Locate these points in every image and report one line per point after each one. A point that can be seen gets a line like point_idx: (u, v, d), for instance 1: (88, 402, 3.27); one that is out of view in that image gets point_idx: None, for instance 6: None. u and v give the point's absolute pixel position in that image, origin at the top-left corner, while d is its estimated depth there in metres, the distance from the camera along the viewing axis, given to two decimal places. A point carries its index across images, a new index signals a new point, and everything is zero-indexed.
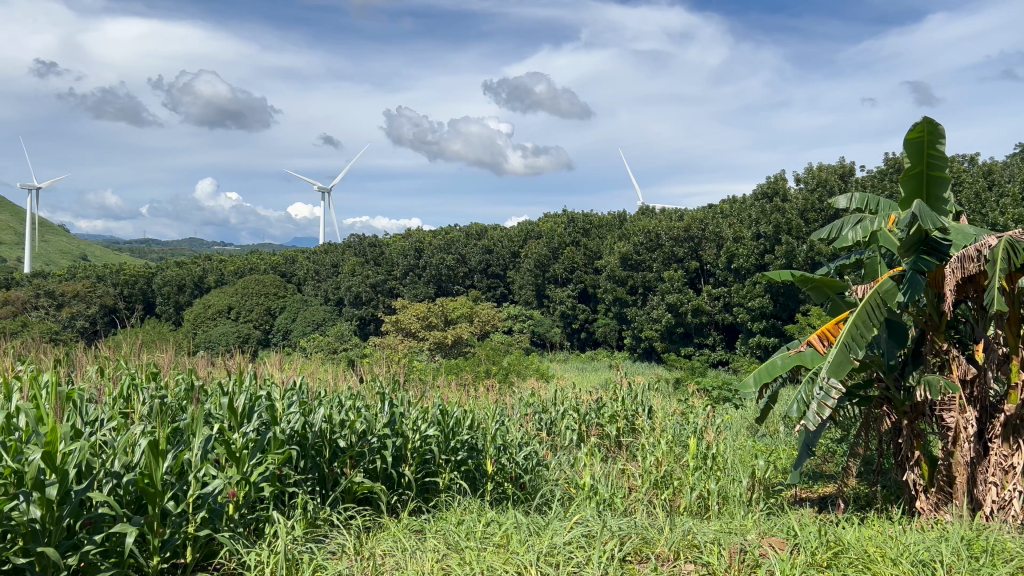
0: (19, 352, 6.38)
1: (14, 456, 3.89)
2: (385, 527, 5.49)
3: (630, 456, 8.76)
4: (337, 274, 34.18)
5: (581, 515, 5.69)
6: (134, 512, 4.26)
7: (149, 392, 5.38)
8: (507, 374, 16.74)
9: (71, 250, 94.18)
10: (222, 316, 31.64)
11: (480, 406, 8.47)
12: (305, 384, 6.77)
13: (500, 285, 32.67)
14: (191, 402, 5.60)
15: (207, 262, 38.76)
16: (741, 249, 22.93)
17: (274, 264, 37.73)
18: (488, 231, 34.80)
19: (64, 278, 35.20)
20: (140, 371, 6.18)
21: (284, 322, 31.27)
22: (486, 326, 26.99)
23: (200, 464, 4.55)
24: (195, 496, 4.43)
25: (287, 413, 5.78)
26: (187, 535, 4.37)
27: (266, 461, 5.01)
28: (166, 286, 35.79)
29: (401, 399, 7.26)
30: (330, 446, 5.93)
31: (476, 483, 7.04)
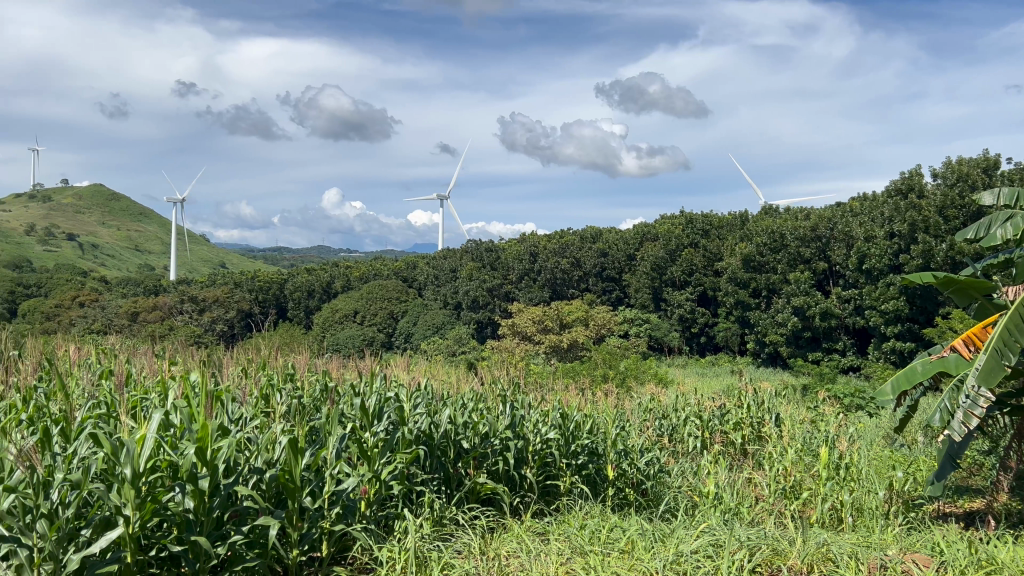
0: (170, 353, 6.88)
1: (171, 449, 4.20)
2: (508, 528, 5.54)
3: (757, 465, 8.51)
4: (455, 279, 34.82)
5: (708, 523, 5.58)
6: (275, 506, 4.50)
7: (288, 392, 5.68)
8: (625, 378, 16.60)
9: (211, 259, 100.62)
10: (349, 320, 33.06)
11: (601, 410, 8.44)
12: (430, 386, 6.97)
13: (615, 288, 32.38)
14: (326, 401, 5.86)
15: (334, 268, 40.46)
16: (873, 248, 21.84)
17: (397, 270, 38.88)
18: (604, 234, 34.60)
19: (206, 285, 37.61)
20: (278, 371, 6.54)
21: (406, 325, 32.21)
22: (603, 329, 26.87)
23: (335, 462, 4.77)
24: (331, 492, 4.65)
25: (414, 414, 5.95)
26: (323, 530, 4.56)
27: (396, 460, 5.18)
28: (297, 291, 37.68)
29: (523, 400, 7.36)
30: (454, 446, 6.05)
31: (597, 488, 7.00)
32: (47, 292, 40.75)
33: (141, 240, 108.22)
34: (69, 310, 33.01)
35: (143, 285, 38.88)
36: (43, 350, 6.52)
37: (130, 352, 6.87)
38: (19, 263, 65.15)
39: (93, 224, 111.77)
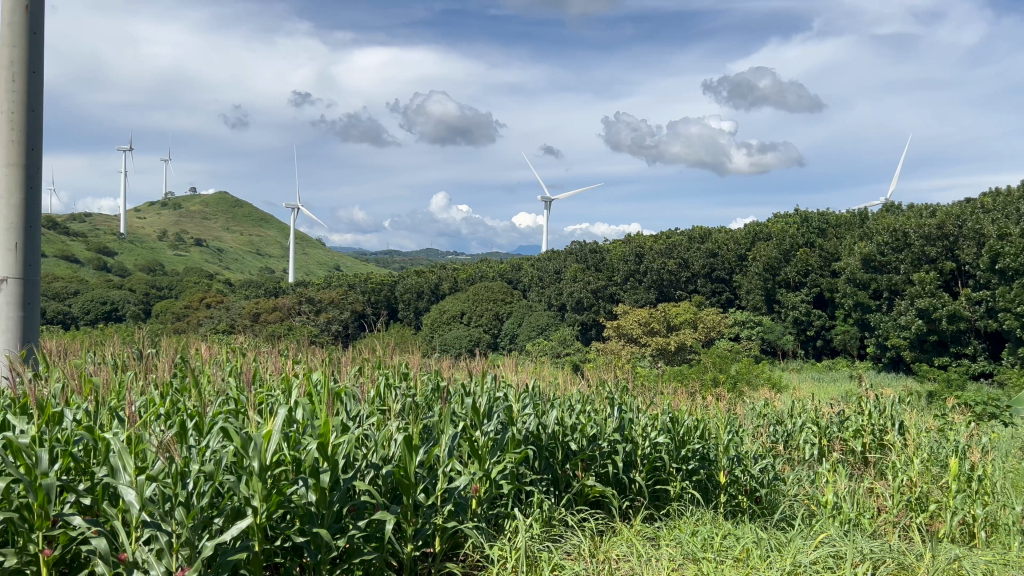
0: (292, 352, 7.19)
1: (295, 444, 4.41)
2: (618, 532, 5.50)
3: (878, 474, 8.14)
4: (560, 281, 34.81)
5: (827, 533, 5.38)
6: (391, 501, 4.64)
7: (402, 391, 5.83)
8: (736, 382, 16.17)
9: (326, 262, 104.62)
10: (456, 321, 33.63)
11: (712, 415, 8.26)
12: (538, 387, 7.01)
13: (725, 290, 31.69)
14: (437, 401, 6.00)
15: (442, 271, 41.19)
16: (1008, 247, 20.45)
17: (503, 272, 39.22)
18: (713, 234, 33.86)
19: (322, 287, 39.06)
20: (392, 371, 6.74)
21: (511, 327, 32.46)
22: (713, 331, 26.29)
23: (448, 460, 4.87)
24: (444, 489, 4.74)
25: (522, 414, 5.99)
26: (437, 526, 4.65)
27: (505, 460, 5.23)
28: (406, 293, 38.65)
29: (631, 404, 7.29)
30: (562, 448, 6.05)
31: (709, 494, 6.85)
32: (177, 294, 43.39)
33: (262, 245, 113.61)
34: (197, 310, 35.06)
35: (264, 287, 40.81)
36: (178, 348, 6.96)
37: (256, 351, 7.25)
38: (153, 268, 69.68)
39: (218, 230, 118.21)
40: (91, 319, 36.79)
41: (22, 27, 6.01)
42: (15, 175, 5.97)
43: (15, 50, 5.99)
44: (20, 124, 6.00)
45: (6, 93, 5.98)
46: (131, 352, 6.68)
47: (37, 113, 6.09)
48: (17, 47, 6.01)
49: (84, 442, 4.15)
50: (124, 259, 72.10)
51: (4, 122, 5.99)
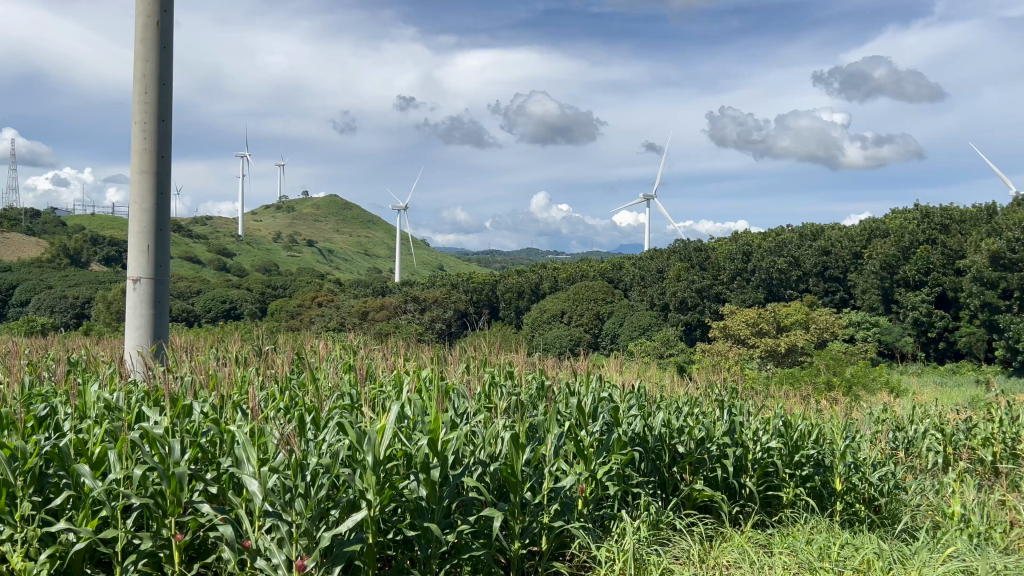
0: (402, 349, 7.36)
1: (406, 439, 4.51)
2: (728, 537, 5.35)
3: (1011, 485, 7.64)
4: (663, 280, 34.25)
5: (956, 547, 5.08)
6: (498, 498, 4.67)
7: (508, 389, 5.87)
8: (852, 386, 15.52)
9: (430, 262, 106.89)
10: (557, 320, 33.61)
11: (827, 419, 7.95)
12: (645, 388, 6.90)
13: (839, 289, 30.58)
14: (543, 399, 6.00)
15: (543, 270, 41.30)
16: None
17: (604, 271, 38.88)
18: (826, 231, 32.62)
19: (426, 287, 39.89)
20: (498, 369, 6.80)
21: (612, 326, 32.18)
22: (825, 333, 25.32)
23: (554, 460, 4.86)
24: (550, 488, 4.73)
25: (628, 415, 5.92)
26: (543, 525, 4.64)
27: (612, 460, 5.18)
28: (508, 292, 38.95)
29: (742, 407, 7.10)
30: (669, 450, 5.94)
31: (824, 502, 6.59)
32: (290, 293, 45.23)
33: (368, 246, 117.08)
34: (309, 309, 36.43)
35: (372, 287, 41.99)
36: (295, 345, 7.25)
37: (367, 348, 7.46)
38: (268, 268, 72.96)
39: (327, 231, 122.57)
40: (212, 317, 38.86)
41: (153, 42, 6.39)
42: (148, 182, 6.35)
43: (147, 64, 6.37)
44: (152, 133, 6.38)
45: (140, 104, 6.37)
46: (251, 348, 6.99)
47: (166, 123, 6.46)
48: (149, 61, 6.39)
49: (211, 434, 4.39)
50: (242, 260, 75.79)
51: (138, 132, 6.38)
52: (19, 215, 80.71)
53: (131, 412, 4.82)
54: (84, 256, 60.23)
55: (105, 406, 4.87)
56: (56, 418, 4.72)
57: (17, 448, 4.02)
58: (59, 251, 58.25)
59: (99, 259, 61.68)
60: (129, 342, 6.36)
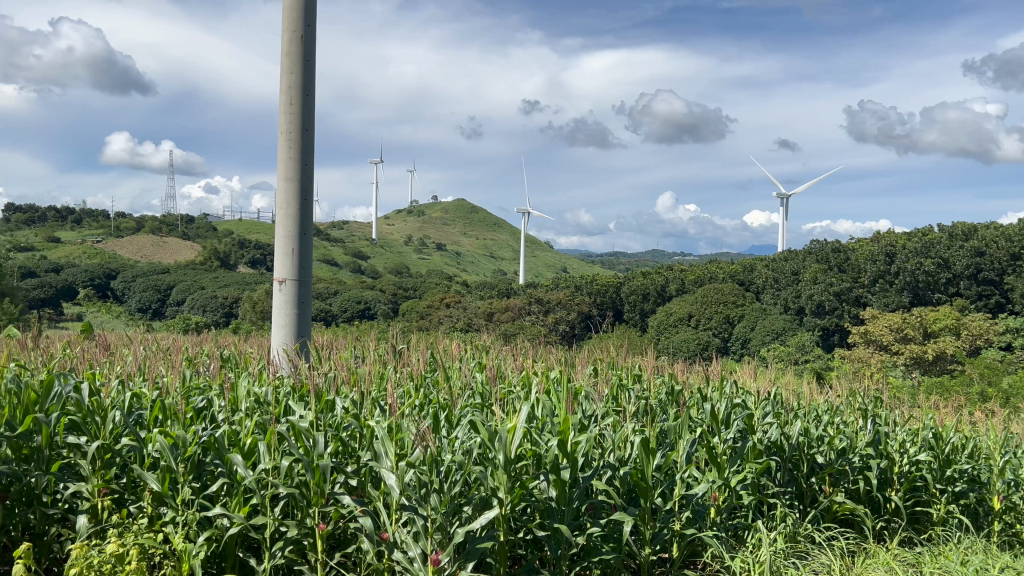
0: (530, 350, 7.43)
1: (536, 441, 4.54)
2: (871, 554, 5.06)
3: None
4: (797, 282, 32.88)
5: None
6: (628, 502, 4.62)
7: (637, 392, 5.81)
8: (1012, 398, 14.37)
9: (554, 264, 107.66)
10: (683, 323, 32.88)
11: (984, 433, 7.38)
12: (780, 394, 6.65)
13: (994, 292, 28.16)
14: (673, 403, 5.90)
15: (670, 272, 40.66)
16: None
17: (734, 273, 37.77)
18: (980, 230, 30.34)
19: (552, 288, 40.09)
20: (628, 372, 6.74)
21: (743, 331, 31.20)
22: (978, 340, 23.38)
23: (686, 466, 4.76)
24: (682, 495, 4.63)
25: (763, 423, 5.72)
26: (674, 532, 4.55)
27: (746, 469, 5.01)
28: (632, 294, 38.46)
29: (887, 417, 6.70)
30: (807, 461, 5.69)
31: (979, 522, 6.13)
32: (420, 295, 46.55)
33: (494, 248, 118.86)
34: (438, 309, 37.45)
35: (497, 288, 42.59)
36: (427, 344, 7.45)
37: (496, 348, 7.57)
38: (400, 271, 75.54)
39: (455, 234, 125.51)
40: (347, 317, 40.60)
41: (298, 56, 6.74)
42: (292, 188, 6.71)
43: (292, 76, 6.73)
44: (296, 142, 6.73)
45: (285, 115, 6.74)
46: (386, 347, 7.24)
47: (309, 132, 6.79)
48: (294, 74, 6.74)
49: (351, 429, 4.60)
50: (375, 262, 78.76)
51: (284, 141, 6.75)
52: (177, 220, 87.31)
53: (277, 406, 5.10)
54: (232, 259, 64.32)
55: (256, 399, 5.20)
56: (212, 410, 5.08)
57: (178, 437, 4.35)
58: (210, 254, 62.54)
59: (246, 262, 65.74)
60: (275, 339, 6.73)
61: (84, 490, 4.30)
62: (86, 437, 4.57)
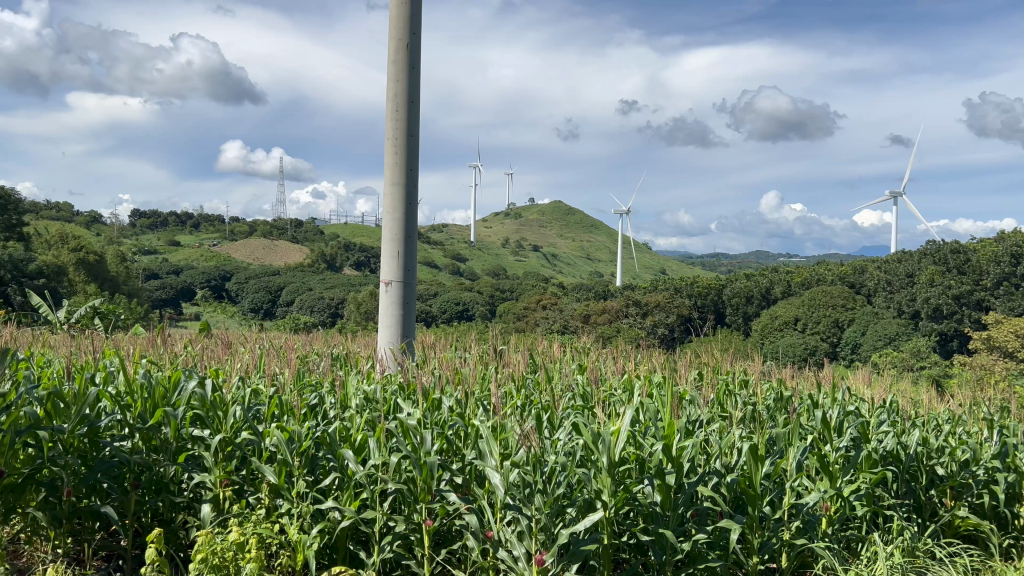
0: (633, 353, 7.37)
1: (640, 445, 4.50)
2: (996, 572, 4.77)
3: None
4: (912, 285, 31.46)
5: None
6: (735, 509, 4.52)
7: (744, 397, 5.68)
8: None
9: (653, 266, 106.84)
10: (789, 327, 31.95)
11: None
12: (896, 402, 6.37)
13: None
14: (780, 409, 5.74)
15: (776, 274, 39.64)
16: None
17: (842, 275, 36.37)
18: None
19: (651, 291, 39.59)
20: (733, 377, 6.60)
21: (852, 335, 29.93)
22: None
23: (796, 475, 4.61)
24: (792, 504, 4.48)
25: (877, 432, 5.49)
26: (784, 542, 4.41)
27: (860, 479, 4.81)
28: (735, 297, 37.49)
29: (1015, 428, 6.31)
30: (926, 472, 5.41)
31: None
32: (518, 297, 46.90)
33: (591, 250, 118.46)
34: (534, 311, 37.63)
35: (595, 290, 42.45)
36: (529, 345, 7.51)
37: (598, 350, 7.56)
38: (498, 272, 76.38)
39: (552, 236, 125.87)
40: (447, 318, 41.29)
41: (404, 63, 6.91)
42: (398, 193, 6.90)
43: (398, 84, 6.91)
44: (402, 147, 6.90)
45: (391, 121, 6.93)
46: (488, 348, 7.33)
47: (414, 138, 6.96)
48: (400, 82, 6.92)
49: (456, 427, 4.69)
50: (474, 264, 79.89)
51: (390, 147, 6.95)
52: (286, 224, 91.01)
53: (385, 404, 5.26)
54: (337, 261, 66.49)
55: (365, 397, 5.38)
56: (324, 406, 5.30)
57: (293, 431, 4.54)
58: (317, 257, 64.92)
59: (350, 264, 67.81)
60: (382, 339, 6.92)
61: (207, 480, 4.56)
62: (210, 429, 4.85)
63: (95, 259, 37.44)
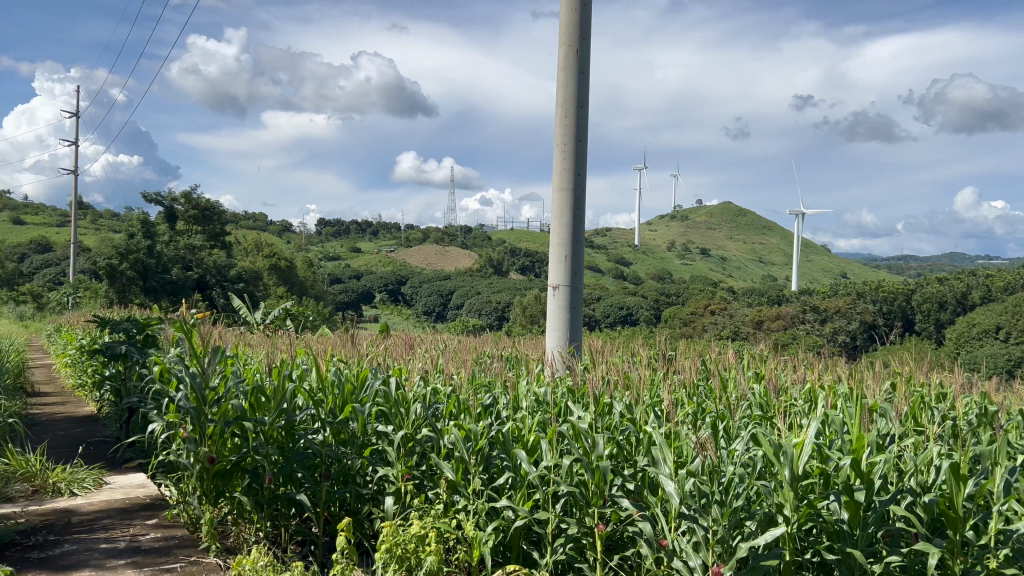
0: (814, 361, 7.00)
1: (824, 459, 4.26)
2: None
3: None
4: None
5: None
6: (933, 532, 4.17)
7: (942, 412, 5.23)
8: None
9: (832, 270, 101.38)
10: (989, 336, 29.26)
11: None
12: None
13: None
14: (986, 424, 5.24)
15: (974, 278, 36.28)
16: None
17: None
18: None
19: (829, 296, 37.46)
20: (929, 388, 6.12)
21: None
22: None
23: (1005, 498, 4.16)
24: (1000, 529, 4.06)
25: None
26: (990, 569, 4.00)
27: None
28: (926, 302, 34.55)
29: None
30: None
31: None
32: (685, 302, 45.82)
33: (764, 253, 113.79)
34: (702, 317, 36.78)
35: (769, 295, 40.72)
36: (701, 352, 7.32)
37: (776, 357, 7.25)
38: (664, 276, 75.16)
39: (722, 239, 122.31)
40: (611, 322, 41.12)
41: (573, 69, 6.96)
42: (566, 198, 6.97)
43: (568, 89, 6.98)
44: (571, 152, 6.96)
45: (561, 127, 7.01)
46: (659, 352, 7.20)
47: (582, 142, 6.98)
48: (569, 87, 6.98)
49: (628, 433, 4.65)
50: (639, 268, 79.11)
51: (560, 152, 7.02)
52: (456, 231, 94.42)
53: (556, 406, 5.30)
54: (504, 266, 68.00)
55: (536, 399, 5.45)
56: (496, 406, 5.42)
57: (470, 430, 4.70)
58: (484, 262, 66.87)
59: (516, 269, 69.16)
60: (551, 342, 7.00)
61: (390, 473, 4.82)
62: (393, 425, 5.12)
63: (285, 264, 40.64)
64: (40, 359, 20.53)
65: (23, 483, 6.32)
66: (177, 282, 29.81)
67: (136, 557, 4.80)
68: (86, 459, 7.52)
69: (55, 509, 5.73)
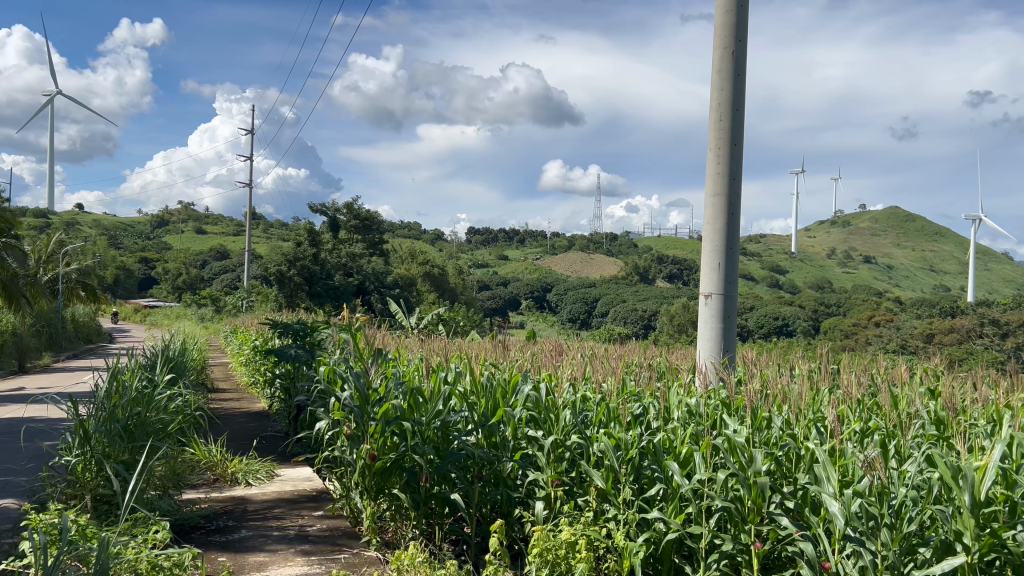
0: (995, 379, 6.45)
1: (1011, 484, 3.91)
2: None
3: None
4: None
5: None
6: None
7: None
8: None
9: (1015, 279, 92.84)
10: None
11: None
12: None
13: None
14: None
15: None
16: None
17: None
18: None
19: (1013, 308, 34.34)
20: None
21: None
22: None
23: None
24: None
25: None
26: None
27: None
28: None
29: None
30: None
31: None
32: (845, 312, 43.42)
33: (935, 261, 105.90)
34: (865, 328, 34.78)
35: (941, 306, 37.88)
36: (865, 365, 6.93)
37: (950, 374, 6.73)
38: (823, 284, 71.56)
39: (887, 246, 114.98)
40: (765, 332, 39.55)
41: (728, 70, 6.79)
42: (720, 204, 6.80)
43: (723, 92, 6.81)
44: (725, 157, 6.78)
45: (715, 131, 6.85)
46: (818, 366, 6.86)
47: (738, 146, 6.79)
48: (724, 90, 6.83)
49: (787, 449, 4.45)
50: (795, 277, 75.77)
51: (713, 156, 6.86)
52: (603, 238, 94.17)
53: (710, 418, 5.16)
54: (651, 274, 67.04)
55: (688, 410, 5.33)
56: (647, 416, 5.34)
57: (620, 439, 4.66)
58: (631, 270, 66.35)
59: (663, 276, 68.08)
60: (704, 352, 6.83)
61: (541, 479, 4.87)
62: (544, 431, 5.17)
63: (437, 272, 42.07)
64: (219, 359, 22.31)
65: (206, 472, 6.90)
66: (339, 287, 31.50)
67: (304, 546, 5.09)
68: (260, 451, 8.12)
69: (232, 497, 6.22)
